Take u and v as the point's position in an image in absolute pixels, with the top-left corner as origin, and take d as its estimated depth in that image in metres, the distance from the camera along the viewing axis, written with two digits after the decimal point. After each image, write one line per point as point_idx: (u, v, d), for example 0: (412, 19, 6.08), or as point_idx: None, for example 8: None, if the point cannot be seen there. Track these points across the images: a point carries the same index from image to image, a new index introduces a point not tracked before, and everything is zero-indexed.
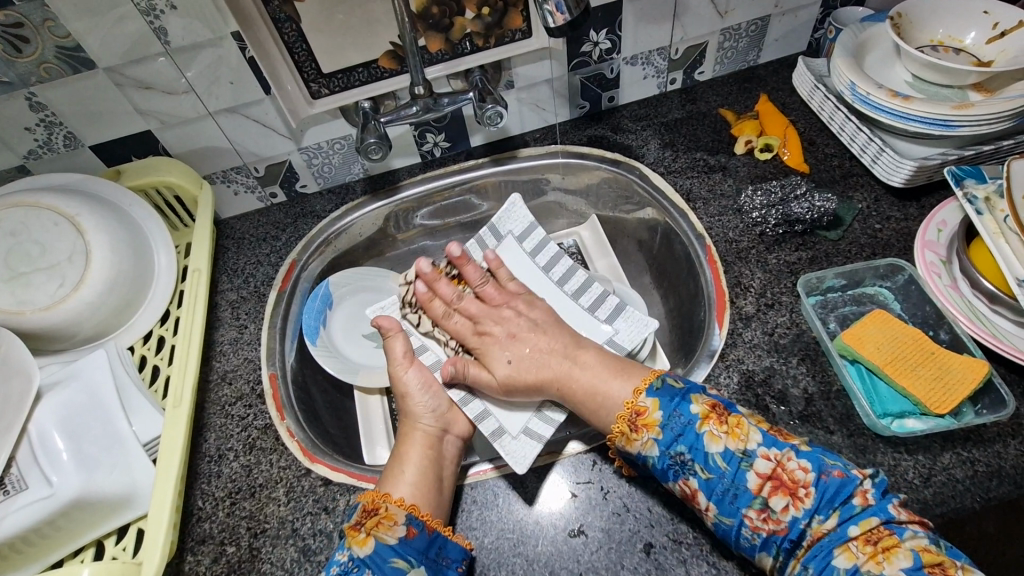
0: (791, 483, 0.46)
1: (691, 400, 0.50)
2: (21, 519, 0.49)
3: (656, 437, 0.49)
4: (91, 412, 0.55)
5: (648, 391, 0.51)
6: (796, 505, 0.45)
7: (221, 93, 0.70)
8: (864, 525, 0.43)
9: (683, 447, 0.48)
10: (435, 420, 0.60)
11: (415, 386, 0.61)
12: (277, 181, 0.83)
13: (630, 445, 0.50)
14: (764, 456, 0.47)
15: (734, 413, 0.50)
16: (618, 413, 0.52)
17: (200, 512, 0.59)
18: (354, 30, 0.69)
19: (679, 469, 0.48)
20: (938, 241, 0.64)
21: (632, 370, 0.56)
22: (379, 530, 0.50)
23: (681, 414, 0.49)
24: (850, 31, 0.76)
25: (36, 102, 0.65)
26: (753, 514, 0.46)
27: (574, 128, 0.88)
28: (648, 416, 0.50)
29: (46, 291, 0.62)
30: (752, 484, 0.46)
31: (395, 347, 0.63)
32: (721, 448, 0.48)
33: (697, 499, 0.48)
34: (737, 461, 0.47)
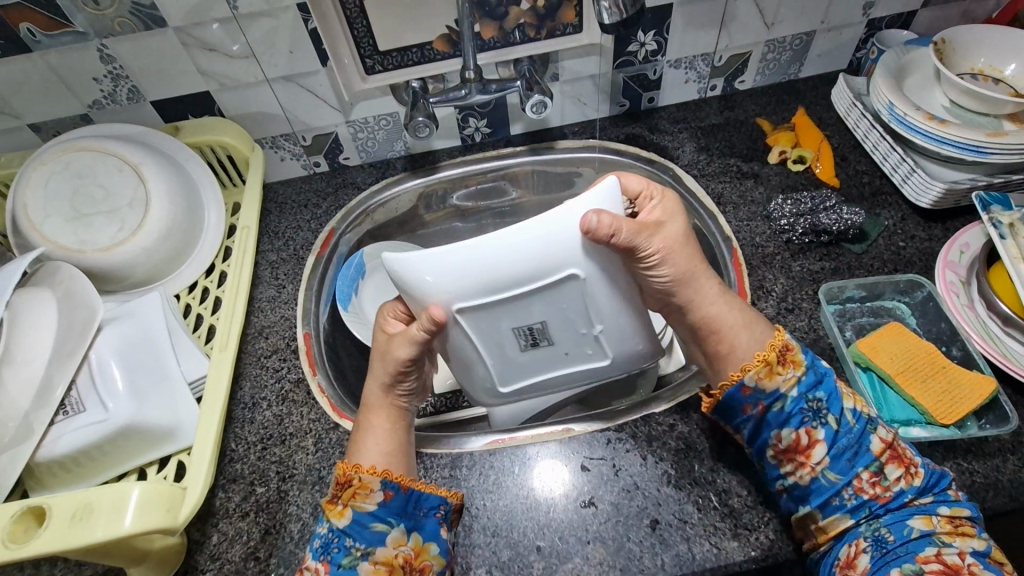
0: (904, 458, 0.49)
1: (831, 358, 0.52)
2: (78, 438, 0.52)
3: (801, 377, 0.50)
4: (144, 349, 0.58)
5: (798, 338, 0.53)
6: (907, 479, 0.48)
7: (280, 60, 0.73)
8: (955, 510, 0.47)
9: (822, 393, 0.50)
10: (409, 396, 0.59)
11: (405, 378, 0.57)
12: (323, 151, 0.86)
13: (769, 377, 0.50)
14: (886, 428, 0.50)
15: (860, 387, 0.53)
16: (766, 344, 0.52)
17: (233, 453, 0.63)
18: (413, 11, 0.72)
19: (809, 414, 0.50)
20: (959, 261, 0.66)
21: (768, 323, 0.55)
22: (356, 500, 0.51)
23: (824, 365, 0.51)
24: (894, 52, 0.77)
25: (107, 54, 0.68)
26: (864, 476, 0.48)
27: (612, 124, 0.90)
28: (797, 354, 0.51)
29: (106, 233, 0.66)
30: (873, 447, 0.49)
31: (400, 350, 0.55)
32: (852, 407, 0.50)
33: (811, 450, 0.50)
34: (865, 422, 0.50)
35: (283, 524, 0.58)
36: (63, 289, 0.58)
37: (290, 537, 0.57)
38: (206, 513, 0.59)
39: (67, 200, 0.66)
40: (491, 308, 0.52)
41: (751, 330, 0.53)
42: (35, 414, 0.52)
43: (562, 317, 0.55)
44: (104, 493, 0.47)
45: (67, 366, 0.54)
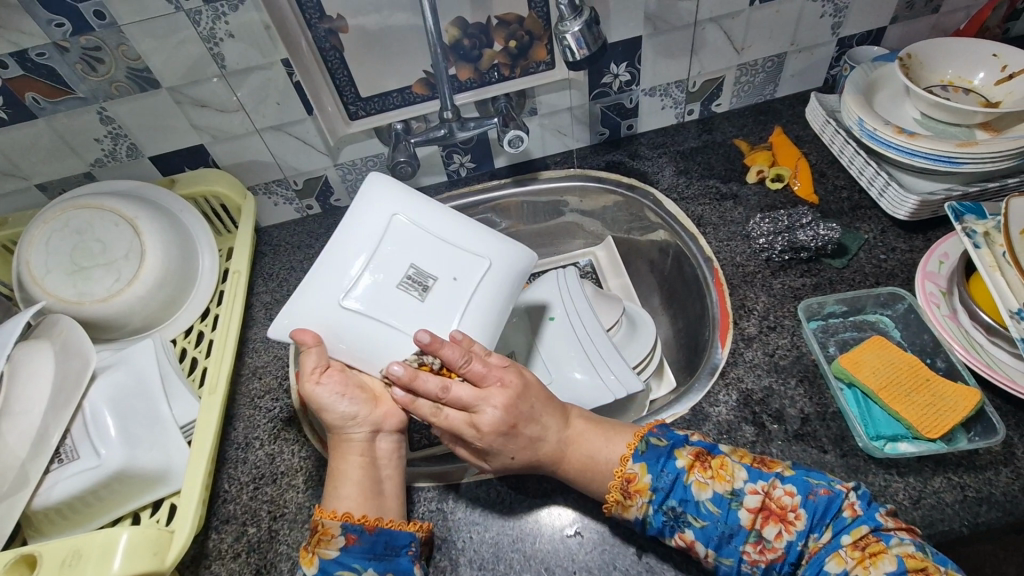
0: (780, 510, 0.49)
1: (674, 455, 0.52)
2: (71, 486, 0.54)
3: (650, 499, 0.51)
4: (136, 395, 0.60)
5: (634, 456, 0.53)
6: (789, 529, 0.49)
7: (269, 112, 0.77)
8: (856, 534, 0.47)
9: (674, 501, 0.51)
10: (359, 426, 0.55)
11: (329, 399, 0.54)
12: (314, 195, 0.90)
13: (625, 511, 0.52)
14: (751, 492, 0.50)
15: (718, 455, 0.52)
16: (608, 483, 0.53)
17: (225, 494, 0.64)
18: (392, 58, 0.75)
19: (673, 522, 0.51)
20: (939, 272, 0.65)
21: (618, 433, 0.56)
22: (321, 546, 0.51)
23: (668, 472, 0.51)
24: (861, 70, 0.79)
25: (106, 115, 0.73)
26: (750, 548, 0.49)
27: (593, 153, 0.92)
28: (638, 481, 0.52)
29: (104, 284, 0.69)
30: (745, 520, 0.49)
31: (306, 359, 0.54)
32: (711, 494, 0.50)
33: (695, 549, 0.50)
34: (727, 503, 0.50)
35: (274, 563, 0.59)
36: (61, 340, 0.60)
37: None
38: (198, 555, 0.60)
39: (68, 255, 0.69)
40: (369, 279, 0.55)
41: (613, 442, 0.55)
42: (32, 464, 0.54)
43: (425, 253, 0.56)
44: (93, 541, 0.48)
45: (63, 415, 0.56)
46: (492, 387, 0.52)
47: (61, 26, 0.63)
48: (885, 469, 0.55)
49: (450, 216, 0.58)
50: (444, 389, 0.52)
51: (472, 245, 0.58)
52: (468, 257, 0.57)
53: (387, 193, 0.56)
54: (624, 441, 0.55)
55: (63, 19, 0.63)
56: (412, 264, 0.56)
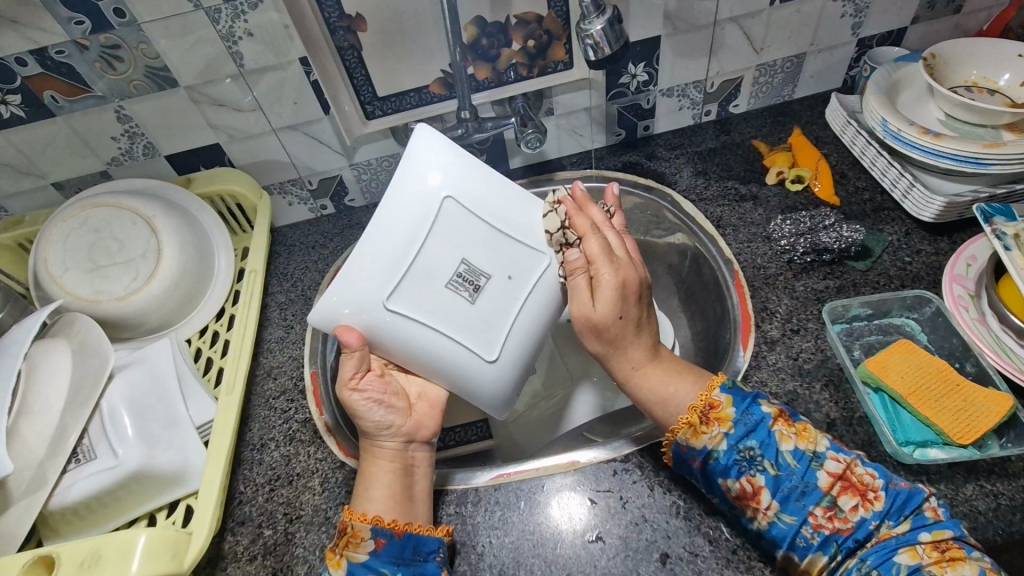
0: (861, 486, 0.48)
1: (760, 402, 0.52)
2: (89, 486, 0.53)
3: (728, 432, 0.50)
4: (154, 395, 0.60)
5: (722, 388, 0.53)
6: (865, 506, 0.47)
7: (286, 111, 0.77)
8: (937, 534, 0.46)
9: (753, 442, 0.50)
10: (391, 435, 0.58)
11: (365, 407, 0.57)
12: (328, 195, 0.89)
13: (696, 439, 0.51)
14: (834, 458, 0.49)
15: (801, 420, 0.52)
16: (689, 405, 0.52)
17: (241, 496, 0.63)
18: (410, 57, 0.75)
19: (745, 464, 0.49)
20: (966, 275, 0.64)
21: (701, 374, 0.56)
22: (350, 549, 0.52)
23: (754, 412, 0.51)
24: (883, 70, 0.78)
25: (124, 114, 0.72)
26: (819, 512, 0.48)
27: (609, 154, 0.92)
28: (721, 411, 0.51)
29: (121, 283, 0.68)
30: (822, 482, 0.48)
31: (345, 367, 0.56)
32: (792, 447, 0.49)
33: (759, 498, 0.49)
34: (807, 460, 0.49)
35: (290, 567, 0.58)
36: (78, 339, 0.60)
37: None
38: (215, 557, 0.59)
39: (85, 253, 0.69)
40: (416, 276, 0.52)
41: (694, 381, 0.55)
42: (49, 463, 0.53)
43: (473, 244, 0.53)
44: (112, 542, 0.47)
45: (80, 415, 0.56)
46: (618, 263, 0.55)
47: (81, 24, 0.63)
48: (914, 475, 0.54)
49: (498, 194, 0.54)
50: (606, 253, 0.55)
51: (519, 233, 0.55)
52: (510, 245, 0.54)
53: (439, 169, 0.51)
54: (707, 380, 0.55)
55: (83, 17, 0.63)
56: (463, 259, 0.53)
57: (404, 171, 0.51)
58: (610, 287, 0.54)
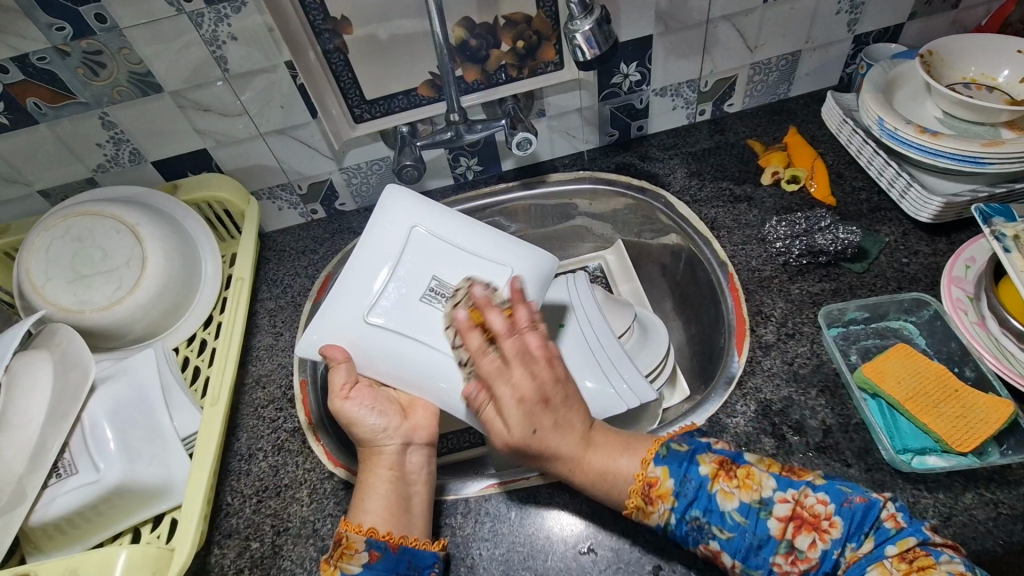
0: (813, 518, 0.46)
1: (698, 460, 0.49)
2: (70, 501, 0.53)
3: (672, 506, 0.48)
4: (137, 406, 0.59)
5: (656, 459, 0.49)
6: (823, 538, 0.45)
7: (273, 116, 0.76)
8: (902, 545, 0.44)
9: (698, 511, 0.47)
10: (392, 437, 0.56)
11: (359, 412, 0.56)
12: (318, 199, 0.88)
13: (645, 518, 0.49)
14: (781, 500, 0.47)
15: (744, 462, 0.49)
16: (630, 486, 0.49)
17: (228, 508, 0.62)
18: (398, 59, 0.74)
19: (697, 533, 0.48)
20: (965, 277, 0.63)
21: (637, 443, 0.52)
22: (343, 560, 0.50)
23: (692, 478, 0.48)
24: (879, 67, 0.77)
25: (108, 120, 0.71)
26: (780, 560, 0.46)
27: (602, 155, 0.90)
28: (661, 486, 0.48)
29: (105, 292, 0.67)
30: (774, 530, 0.46)
31: (337, 377, 0.56)
32: (736, 504, 0.47)
33: (721, 560, 0.47)
34: (756, 513, 0.47)
35: None
36: (60, 350, 0.59)
37: None
38: (201, 571, 0.58)
39: (68, 262, 0.67)
40: (393, 299, 0.57)
41: (633, 453, 0.51)
42: (29, 478, 0.52)
43: (444, 263, 0.59)
44: (90, 560, 0.47)
45: (61, 428, 0.55)
46: (531, 340, 0.51)
47: (62, 30, 0.62)
48: (912, 483, 0.53)
49: (462, 223, 0.61)
50: (513, 328, 0.51)
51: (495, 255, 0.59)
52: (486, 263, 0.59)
53: (402, 209, 0.60)
54: (642, 450, 0.51)
55: (64, 23, 0.62)
56: (434, 275, 0.58)
57: (377, 225, 0.59)
58: (512, 402, 0.49)
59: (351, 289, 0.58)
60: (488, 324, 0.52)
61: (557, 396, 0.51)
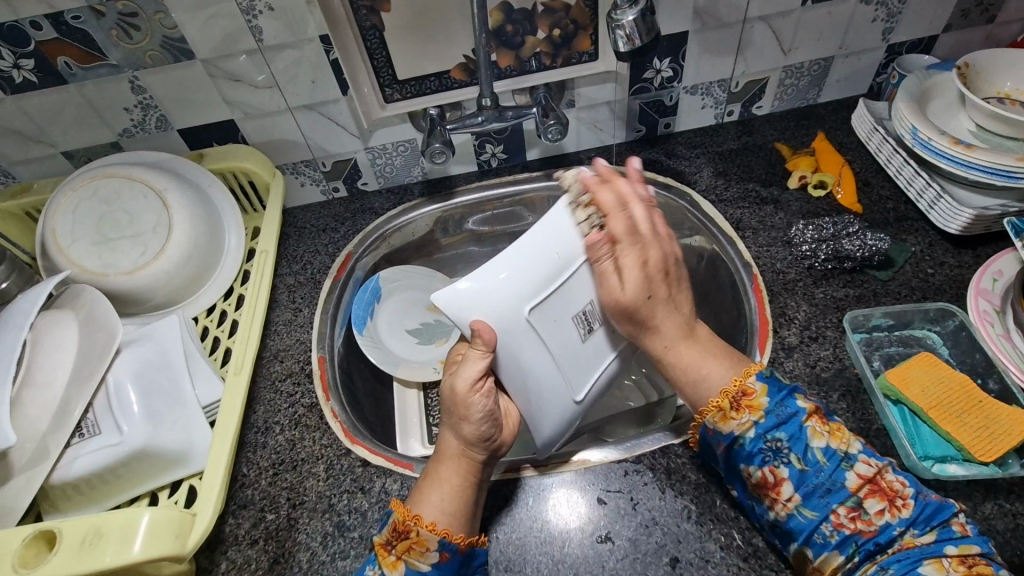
0: (890, 491, 0.46)
1: (797, 396, 0.50)
2: (91, 462, 0.52)
3: (757, 421, 0.49)
4: (160, 371, 0.58)
5: (758, 376, 0.50)
6: (892, 512, 0.46)
7: (302, 90, 0.75)
8: (964, 548, 0.44)
9: (782, 435, 0.48)
10: (486, 449, 0.54)
11: (478, 413, 0.53)
12: (341, 177, 0.88)
13: (724, 423, 0.50)
14: (865, 461, 0.47)
15: (835, 419, 0.50)
16: (722, 389, 0.51)
17: (244, 479, 0.62)
18: (432, 40, 0.73)
19: (770, 455, 0.48)
20: (992, 290, 0.63)
21: (738, 360, 0.53)
22: (410, 555, 0.49)
23: (788, 405, 0.49)
24: (914, 77, 0.76)
25: (138, 85, 0.71)
26: (842, 512, 0.46)
27: (629, 150, 0.90)
28: (754, 399, 0.49)
29: (130, 256, 0.67)
30: (850, 483, 0.47)
31: (468, 369, 0.53)
32: (822, 444, 0.48)
33: (781, 489, 0.48)
34: (838, 460, 0.47)
35: (292, 553, 0.57)
36: (84, 312, 0.59)
37: (299, 567, 0.56)
38: (215, 540, 0.58)
39: (95, 224, 0.67)
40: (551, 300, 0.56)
41: (733, 363, 0.53)
42: (52, 437, 0.52)
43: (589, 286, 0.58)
44: (114, 519, 0.46)
45: (85, 389, 0.55)
46: (651, 250, 0.54)
47: None
48: (932, 491, 0.53)
49: None
50: (620, 204, 0.55)
51: None
52: None
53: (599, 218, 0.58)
54: (745, 365, 0.52)
55: None
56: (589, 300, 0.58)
57: (547, 220, 0.56)
58: (633, 267, 0.53)
59: (529, 274, 0.55)
60: (599, 233, 0.55)
61: (673, 271, 0.55)
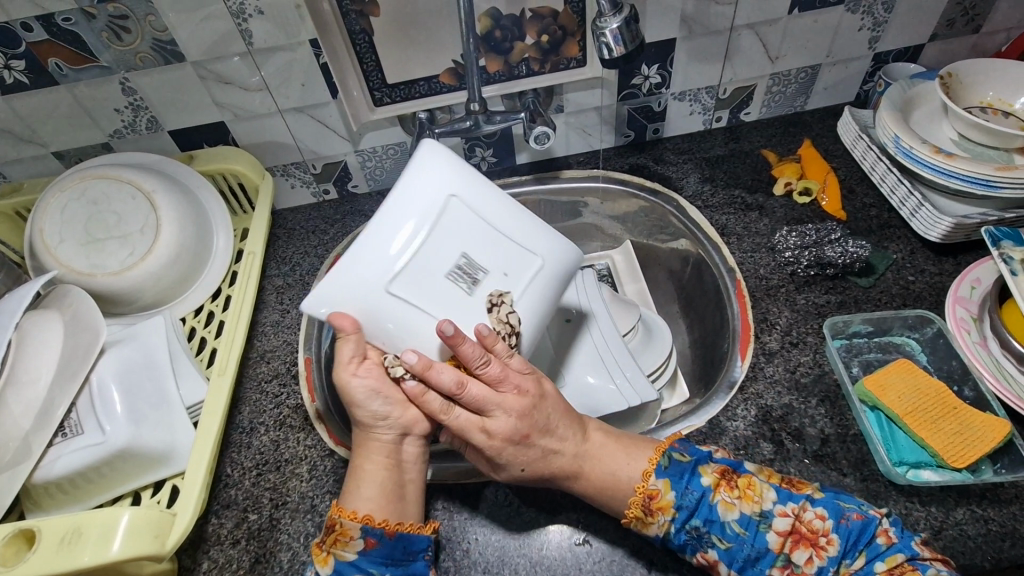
0: (810, 534, 0.49)
1: (697, 472, 0.52)
2: (74, 461, 0.53)
3: (672, 518, 0.51)
4: (145, 371, 0.59)
5: (656, 472, 0.52)
6: (819, 555, 0.49)
7: (292, 93, 0.76)
8: (891, 562, 0.47)
9: (699, 522, 0.50)
10: (388, 427, 0.54)
11: (361, 394, 0.52)
12: (331, 179, 0.88)
13: (645, 528, 0.51)
14: (780, 513, 0.50)
15: (744, 473, 0.52)
16: (629, 498, 0.52)
17: (228, 479, 0.63)
18: (422, 45, 0.74)
19: (696, 542, 0.50)
20: (970, 297, 0.64)
21: (639, 448, 0.55)
22: (337, 547, 0.51)
23: (692, 489, 0.51)
24: (898, 86, 0.77)
25: (128, 86, 0.71)
26: (777, 571, 0.50)
27: (617, 155, 0.91)
28: (661, 498, 0.51)
29: (117, 257, 0.68)
30: (772, 544, 0.49)
31: (343, 350, 0.51)
32: (736, 515, 0.50)
33: (718, 569, 0.50)
34: (755, 526, 0.50)
35: (273, 553, 0.57)
36: (70, 312, 0.59)
37: (280, 567, 0.57)
38: (197, 539, 0.59)
39: (82, 225, 0.68)
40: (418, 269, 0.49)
41: (634, 456, 0.54)
42: (35, 436, 0.52)
43: (477, 240, 0.51)
44: (94, 519, 0.47)
45: (68, 388, 0.55)
46: (507, 394, 0.51)
47: None
48: (905, 496, 0.54)
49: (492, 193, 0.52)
50: (504, 376, 0.51)
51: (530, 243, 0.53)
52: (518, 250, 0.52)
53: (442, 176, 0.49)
54: (644, 455, 0.54)
55: None
56: (464, 252, 0.50)
57: (398, 200, 0.48)
58: (504, 413, 0.51)
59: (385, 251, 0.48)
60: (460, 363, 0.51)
61: (534, 418, 0.52)
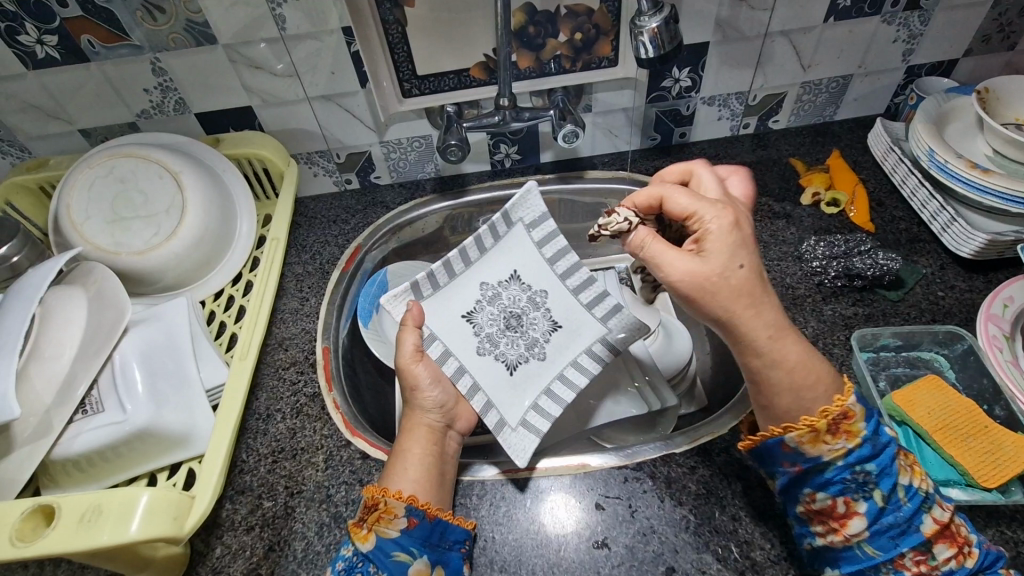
0: (960, 540, 0.45)
1: (890, 426, 0.48)
2: (94, 439, 0.53)
3: (852, 448, 0.46)
4: (167, 352, 0.59)
5: (858, 399, 0.47)
6: (959, 561, 0.45)
7: (321, 80, 0.75)
8: None
9: (873, 467, 0.46)
10: (441, 415, 0.61)
11: (425, 381, 0.61)
12: (355, 169, 0.88)
13: (814, 446, 0.47)
14: (943, 506, 0.46)
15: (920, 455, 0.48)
16: (822, 408, 0.47)
17: (243, 464, 0.62)
18: (453, 38, 0.73)
19: (854, 485, 0.47)
20: (1002, 315, 0.63)
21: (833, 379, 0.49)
22: (381, 525, 0.51)
23: (884, 436, 0.47)
24: (933, 100, 0.76)
25: (159, 67, 0.71)
26: (909, 553, 0.45)
27: (642, 158, 0.90)
28: (854, 424, 0.47)
29: (142, 237, 0.67)
30: (925, 526, 0.46)
31: (406, 342, 0.62)
32: (906, 481, 0.46)
33: (851, 521, 0.47)
34: (919, 501, 0.46)
35: (288, 541, 0.57)
36: (94, 288, 0.59)
37: (294, 556, 0.56)
38: (211, 524, 0.58)
39: (109, 203, 0.67)
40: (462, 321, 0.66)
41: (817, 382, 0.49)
42: (56, 412, 0.52)
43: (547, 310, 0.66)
44: (113, 497, 0.46)
45: (91, 365, 0.55)
46: (706, 211, 0.51)
47: None
48: None
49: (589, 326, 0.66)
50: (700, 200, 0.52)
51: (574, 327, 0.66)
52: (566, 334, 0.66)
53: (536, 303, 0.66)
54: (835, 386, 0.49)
55: None
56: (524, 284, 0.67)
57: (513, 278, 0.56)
58: (719, 233, 0.49)
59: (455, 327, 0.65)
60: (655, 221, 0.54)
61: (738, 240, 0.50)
